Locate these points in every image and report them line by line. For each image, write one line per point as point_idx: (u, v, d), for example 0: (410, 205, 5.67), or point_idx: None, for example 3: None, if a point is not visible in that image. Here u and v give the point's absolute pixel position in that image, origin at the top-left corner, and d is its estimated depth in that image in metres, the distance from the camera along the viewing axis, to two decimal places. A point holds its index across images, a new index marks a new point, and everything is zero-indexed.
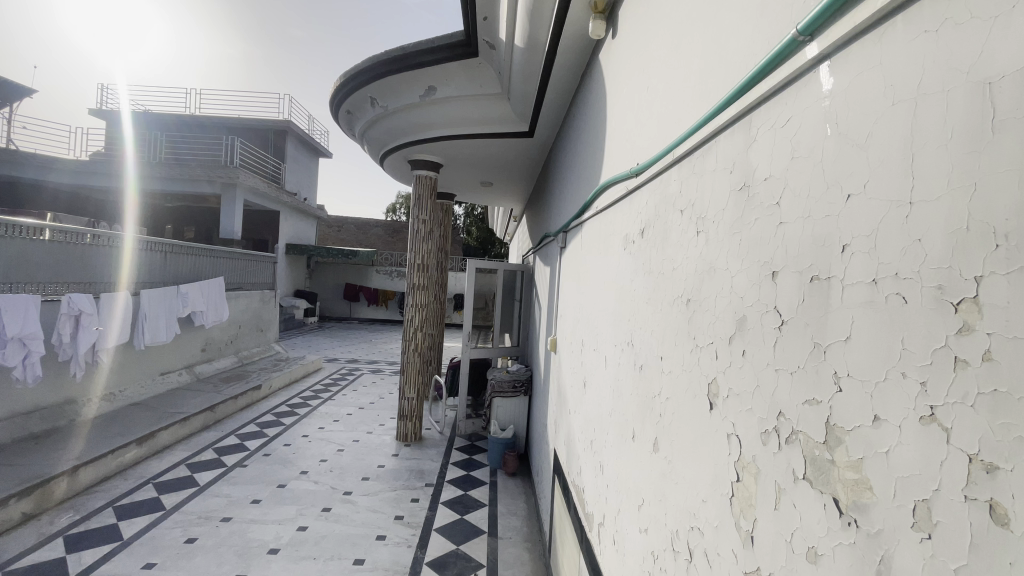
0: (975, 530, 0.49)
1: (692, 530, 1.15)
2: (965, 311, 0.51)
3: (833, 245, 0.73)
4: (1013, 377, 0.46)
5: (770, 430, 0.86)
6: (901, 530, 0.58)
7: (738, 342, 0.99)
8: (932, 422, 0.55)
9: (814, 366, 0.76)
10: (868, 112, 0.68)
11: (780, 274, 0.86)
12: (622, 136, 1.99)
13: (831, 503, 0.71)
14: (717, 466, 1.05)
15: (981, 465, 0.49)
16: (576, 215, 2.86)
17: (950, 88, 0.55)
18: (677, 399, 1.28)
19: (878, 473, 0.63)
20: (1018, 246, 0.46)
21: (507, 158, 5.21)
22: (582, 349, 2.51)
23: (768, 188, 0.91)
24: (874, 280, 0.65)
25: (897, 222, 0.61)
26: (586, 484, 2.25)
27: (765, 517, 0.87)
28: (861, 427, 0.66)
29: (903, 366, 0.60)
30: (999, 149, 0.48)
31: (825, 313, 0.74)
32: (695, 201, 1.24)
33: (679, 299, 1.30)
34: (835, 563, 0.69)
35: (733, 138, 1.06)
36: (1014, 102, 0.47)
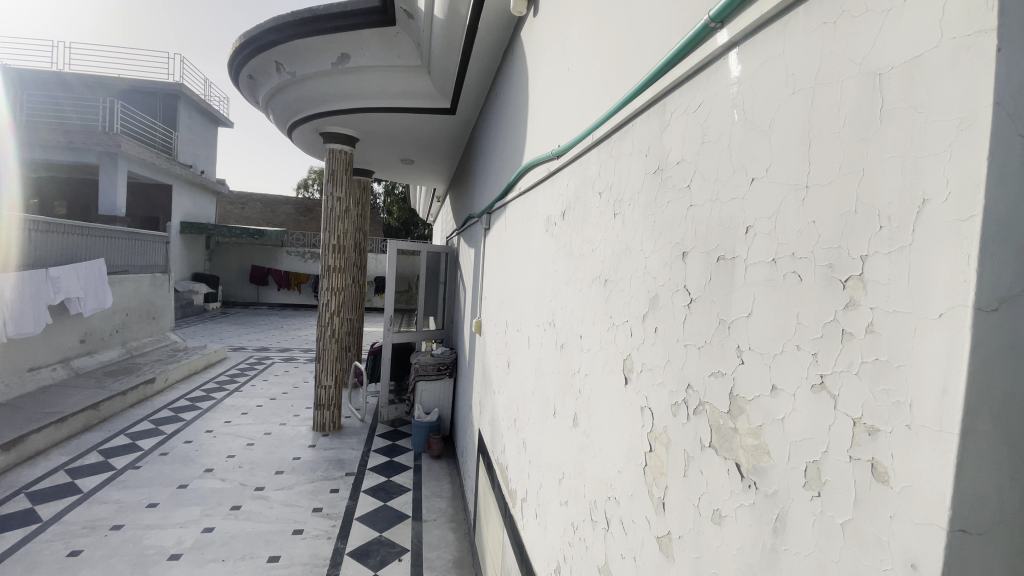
0: (859, 486, 0.56)
1: (610, 499, 1.21)
2: (851, 288, 0.57)
3: (738, 227, 0.78)
4: (890, 347, 0.52)
5: (680, 403, 0.93)
6: (794, 489, 0.65)
7: (651, 320, 1.04)
8: (823, 390, 0.61)
9: (720, 342, 0.82)
10: (771, 99, 0.72)
11: (689, 255, 0.92)
12: (543, 118, 2.00)
13: (733, 467, 0.77)
14: (632, 438, 1.10)
15: (863, 428, 0.55)
16: (499, 196, 2.85)
17: (844, 78, 0.60)
18: (595, 375, 1.33)
19: (775, 438, 0.69)
20: (899, 228, 0.52)
21: (427, 135, 5.07)
22: (507, 330, 2.53)
23: (681, 172, 0.96)
24: (773, 260, 0.70)
25: (796, 205, 0.66)
26: (509, 461, 2.30)
27: (675, 484, 0.93)
28: (761, 396, 0.72)
29: (798, 339, 0.65)
30: (886, 137, 0.54)
31: (731, 291, 0.79)
32: (612, 183, 1.28)
33: (597, 279, 1.34)
34: (736, 522, 0.76)
35: (648, 123, 1.10)
36: (899, 94, 0.52)
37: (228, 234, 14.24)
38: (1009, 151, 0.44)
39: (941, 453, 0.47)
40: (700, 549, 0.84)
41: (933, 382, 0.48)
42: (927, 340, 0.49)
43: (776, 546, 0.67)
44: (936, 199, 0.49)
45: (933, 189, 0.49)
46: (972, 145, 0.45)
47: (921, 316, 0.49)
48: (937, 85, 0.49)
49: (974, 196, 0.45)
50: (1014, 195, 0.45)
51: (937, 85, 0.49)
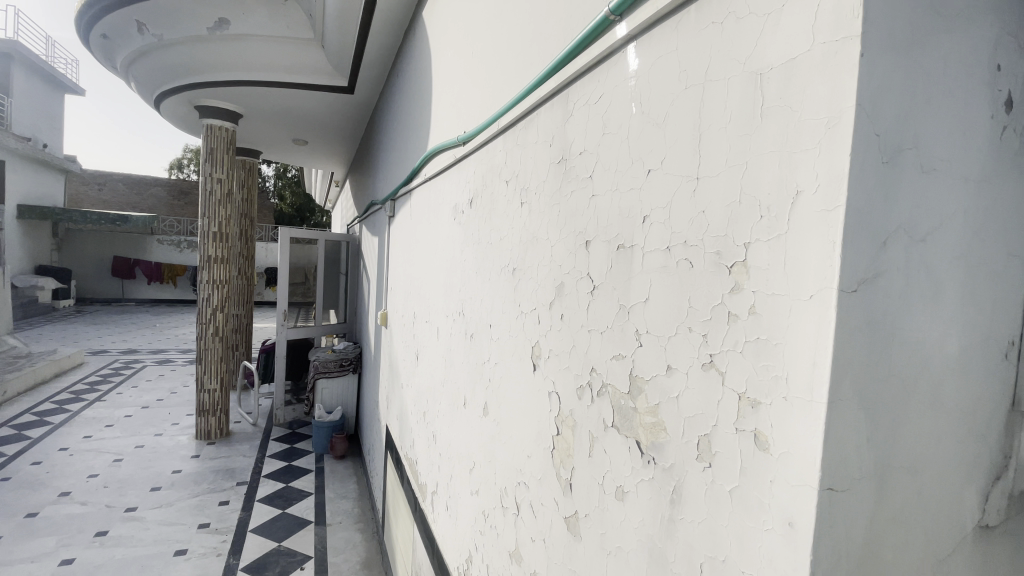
0: (744, 455, 0.61)
1: (520, 484, 1.22)
2: (736, 273, 0.62)
3: (636, 216, 0.81)
4: (769, 326, 0.58)
5: (584, 385, 0.96)
6: (688, 463, 0.70)
7: (557, 307, 1.06)
8: (711, 367, 0.66)
9: (620, 326, 0.85)
10: (665, 94, 0.76)
11: (592, 243, 0.94)
12: (448, 102, 1.94)
13: (634, 445, 0.81)
14: (541, 423, 1.12)
15: (747, 402, 0.60)
16: (404, 182, 2.73)
17: (729, 77, 0.64)
18: (505, 364, 1.33)
19: (670, 415, 0.73)
20: (776, 218, 0.57)
21: (323, 115, 4.74)
22: (414, 322, 2.45)
23: (583, 163, 0.98)
24: (667, 248, 0.74)
25: (687, 195, 0.71)
26: (419, 455, 2.26)
27: (581, 465, 0.96)
28: (658, 375, 0.76)
29: (690, 321, 0.69)
30: (766, 133, 0.59)
31: (630, 278, 0.82)
32: (518, 172, 1.28)
33: (506, 268, 1.34)
34: (637, 496, 0.80)
35: (552, 112, 1.11)
36: (777, 93, 0.58)
37: (81, 220, 12.27)
38: (864, 149, 0.51)
39: (812, 420, 0.53)
40: (605, 525, 0.88)
41: (804, 356, 0.54)
42: (800, 320, 0.55)
43: (672, 516, 0.72)
44: (807, 191, 0.54)
45: (804, 182, 0.55)
46: (839, 140, 0.51)
47: (795, 298, 0.55)
48: (809, 85, 0.54)
49: (839, 188, 0.51)
50: (866, 188, 0.52)
51: (810, 85, 0.54)
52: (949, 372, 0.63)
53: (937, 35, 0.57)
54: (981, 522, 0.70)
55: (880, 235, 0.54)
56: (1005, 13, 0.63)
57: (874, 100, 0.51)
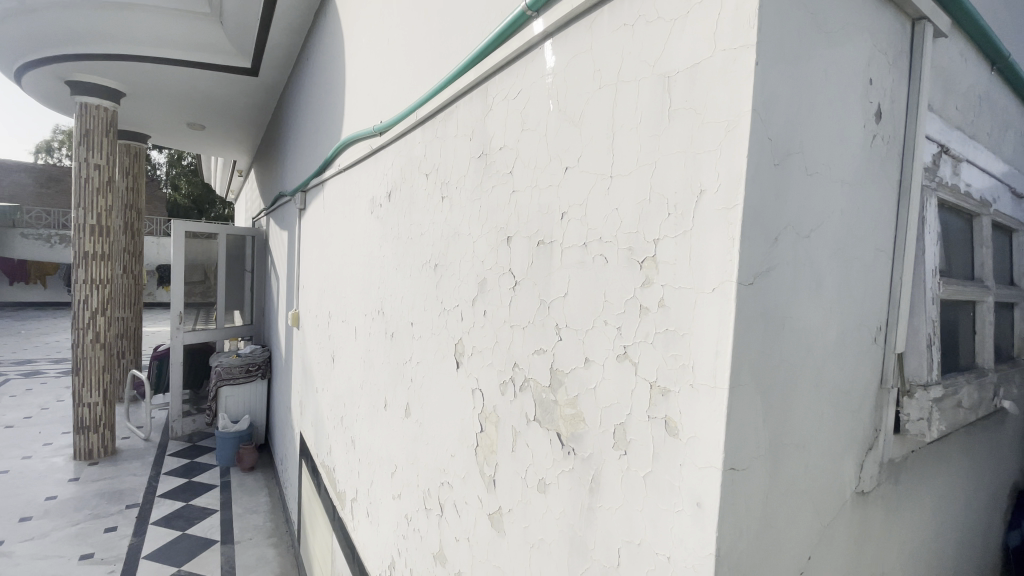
0: (656, 440, 0.64)
1: (443, 484, 1.20)
2: (647, 267, 0.65)
3: (555, 213, 0.82)
4: (677, 317, 0.61)
5: (507, 381, 0.96)
6: (605, 451, 0.72)
7: (480, 303, 1.05)
8: (625, 358, 0.68)
9: (541, 321, 0.86)
10: (580, 93, 0.77)
11: (513, 239, 0.94)
12: (362, 90, 1.85)
13: (555, 437, 0.82)
14: (464, 421, 1.11)
15: (658, 390, 0.63)
16: (315, 172, 2.57)
17: (641, 79, 0.67)
18: (426, 363, 1.30)
19: (588, 406, 0.75)
20: (683, 215, 0.61)
21: (223, 98, 4.36)
22: (329, 322, 2.33)
23: (503, 158, 0.98)
24: (584, 244, 0.76)
25: (602, 192, 0.73)
26: (336, 462, 2.16)
27: (504, 460, 0.96)
28: (577, 368, 0.77)
29: (606, 314, 0.72)
30: (673, 134, 0.62)
31: (550, 273, 0.83)
32: (438, 166, 1.25)
33: (426, 265, 1.31)
34: (558, 488, 0.81)
35: (471, 106, 1.09)
36: (684, 95, 0.61)
37: None
38: (758, 151, 0.55)
39: (715, 406, 0.57)
40: (528, 518, 0.89)
41: (709, 345, 0.57)
42: (705, 310, 0.58)
43: (591, 504, 0.74)
44: (710, 190, 0.58)
45: (707, 181, 0.58)
46: (739, 143, 0.55)
47: (700, 290, 0.58)
48: (711, 90, 0.58)
49: (736, 188, 0.55)
50: (760, 189, 0.56)
51: (712, 90, 0.58)
52: (830, 356, 0.70)
53: (821, 48, 0.62)
54: (856, 486, 0.79)
55: (772, 232, 0.58)
56: (874, 34, 0.71)
57: (767, 107, 0.56)
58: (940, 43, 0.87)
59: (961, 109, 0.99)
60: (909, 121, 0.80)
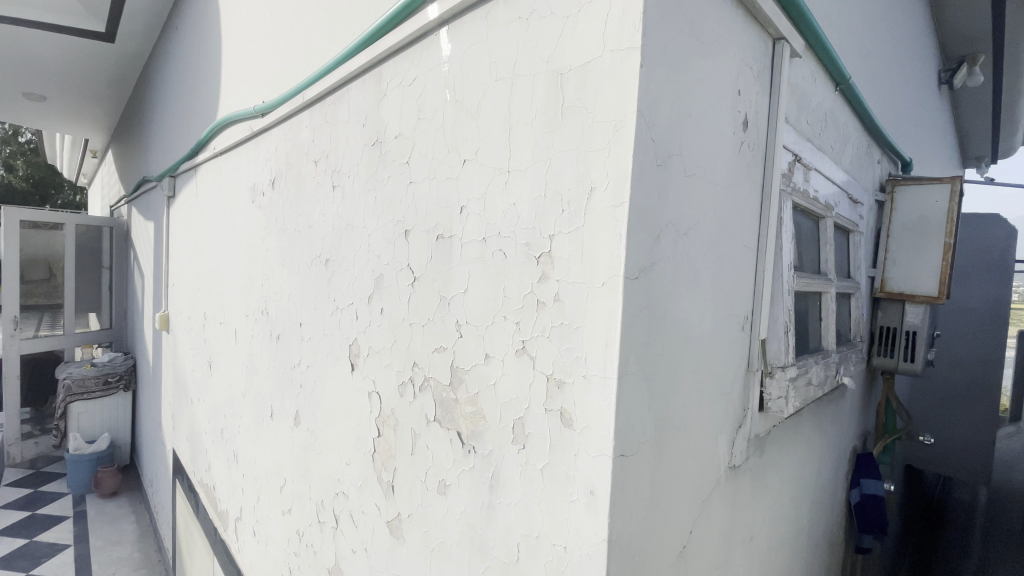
0: (553, 432, 0.65)
1: (338, 494, 1.14)
2: (543, 263, 0.66)
3: (454, 206, 0.81)
4: (571, 312, 0.62)
5: (406, 382, 0.92)
6: (504, 447, 0.72)
7: (376, 301, 1.01)
8: (524, 353, 0.69)
9: (440, 318, 0.84)
10: (477, 85, 0.76)
11: (410, 233, 0.91)
12: (242, 67, 1.69)
13: (455, 437, 0.81)
14: (360, 426, 1.05)
15: (554, 383, 0.65)
16: (187, 156, 2.30)
17: (535, 74, 0.67)
18: (318, 365, 1.22)
19: (488, 404, 0.74)
20: (575, 211, 0.62)
21: (71, 66, 3.74)
22: (205, 324, 2.11)
23: (399, 147, 0.94)
24: (483, 238, 0.75)
25: (499, 186, 0.72)
26: (216, 479, 1.96)
27: (403, 464, 0.93)
28: (476, 364, 0.76)
29: (505, 310, 0.71)
30: (566, 131, 0.63)
31: (449, 268, 0.82)
32: (328, 153, 1.17)
33: (317, 259, 1.23)
34: (458, 488, 0.80)
35: (364, 90, 1.04)
36: (576, 92, 0.62)
37: None
38: (642, 152, 0.58)
39: (606, 395, 0.59)
40: (427, 522, 0.86)
41: (599, 338, 0.59)
42: (596, 304, 0.60)
43: (491, 501, 0.74)
44: (600, 187, 0.59)
45: (597, 179, 0.60)
46: (625, 143, 0.57)
47: (592, 285, 0.60)
48: (599, 89, 0.60)
49: (623, 186, 0.57)
50: (645, 188, 0.59)
51: (600, 90, 0.60)
52: (705, 344, 0.76)
53: (698, 57, 0.67)
54: (728, 461, 0.87)
55: (655, 229, 0.62)
56: (742, 50, 0.78)
57: (651, 109, 0.59)
58: (796, 62, 0.98)
59: (812, 123, 1.13)
60: (770, 131, 0.89)
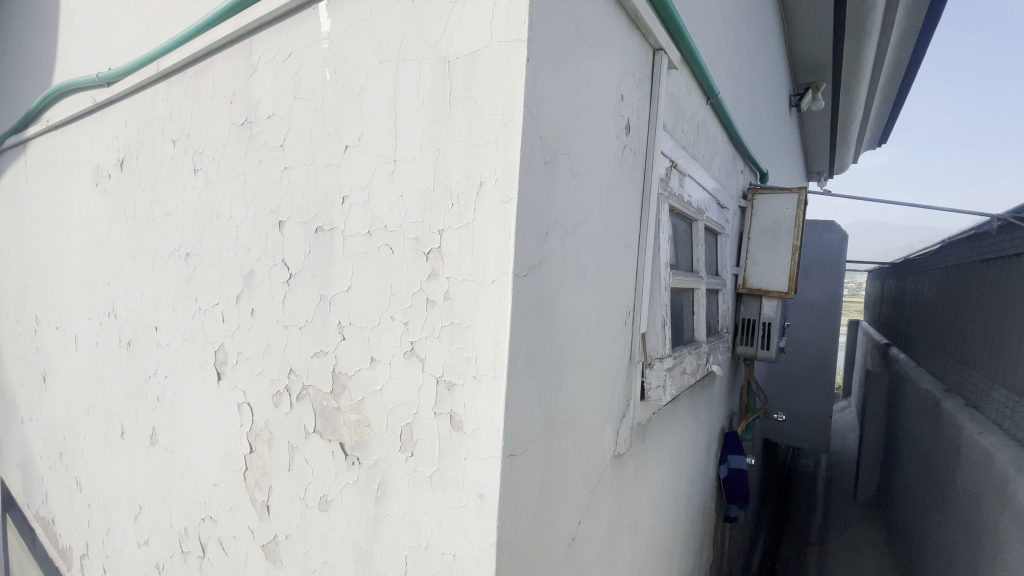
0: (441, 437, 0.62)
1: (204, 520, 1.00)
2: (432, 259, 0.62)
3: (334, 196, 0.74)
4: (460, 311, 0.60)
5: (281, 391, 0.83)
6: (391, 456, 0.67)
7: (246, 301, 0.90)
8: (412, 355, 0.65)
9: (320, 319, 0.77)
10: (359, 66, 0.71)
11: (286, 225, 0.82)
12: (83, 26, 1.43)
13: (338, 448, 0.74)
14: (230, 441, 0.94)
15: (444, 385, 0.62)
16: (10, 128, 1.91)
17: (421, 59, 0.64)
18: (178, 375, 1.07)
19: (374, 410, 0.69)
20: (465, 206, 0.59)
21: None
22: (37, 329, 1.76)
23: (272, 128, 0.84)
24: (367, 232, 0.70)
25: (385, 176, 0.68)
26: (54, 511, 1.65)
27: (279, 481, 0.84)
28: (361, 369, 0.71)
29: (392, 310, 0.67)
30: (454, 122, 0.61)
31: (330, 264, 0.75)
32: (189, 131, 1.02)
33: (175, 253, 1.07)
34: (341, 503, 0.74)
35: (232, 63, 0.92)
36: (463, 82, 0.60)
37: None
38: (530, 149, 0.57)
39: (495, 395, 0.57)
40: (308, 542, 0.79)
41: (489, 337, 0.58)
42: (485, 303, 0.58)
43: (377, 515, 0.69)
44: (489, 182, 0.57)
45: (486, 174, 0.58)
46: (513, 138, 0.56)
47: (481, 283, 0.58)
48: (487, 81, 0.58)
49: (512, 182, 0.56)
50: (533, 185, 0.58)
51: (488, 82, 0.58)
52: (592, 339, 0.78)
53: (584, 57, 0.68)
54: (614, 450, 0.91)
55: (544, 227, 0.61)
56: (625, 57, 0.81)
57: (538, 105, 0.58)
58: (673, 74, 1.05)
59: (686, 132, 1.21)
60: (650, 137, 0.94)
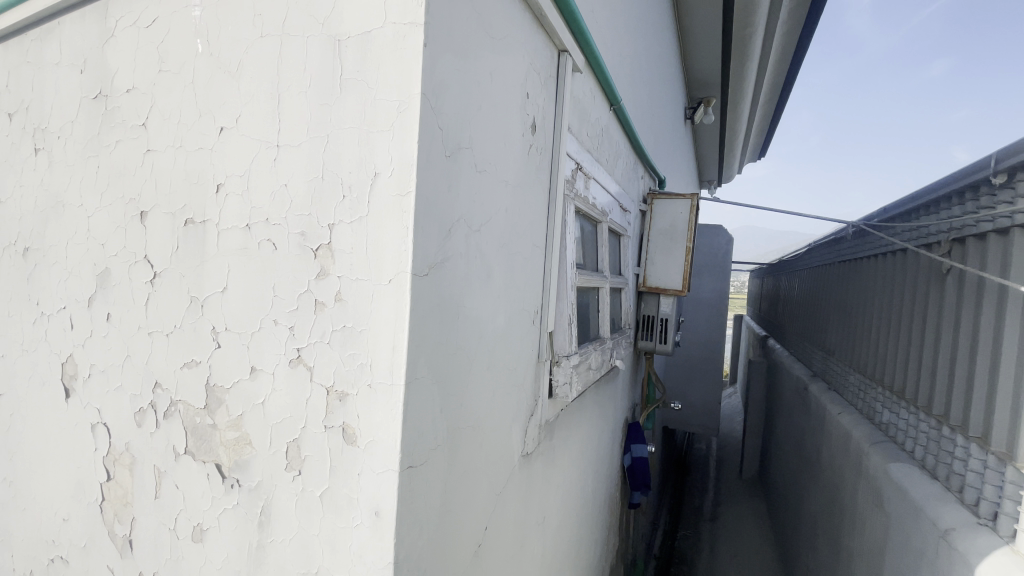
0: (333, 453, 0.57)
1: (52, 562, 0.84)
2: (321, 257, 0.57)
3: (207, 183, 0.65)
4: (353, 313, 0.55)
5: (145, 408, 0.72)
6: (276, 476, 0.60)
7: (100, 304, 0.76)
8: (299, 363, 0.58)
9: (191, 325, 0.67)
10: (237, 39, 0.63)
11: (149, 216, 0.71)
12: None
13: (213, 470, 0.65)
14: (82, 469, 0.79)
15: (335, 396, 0.56)
16: None
17: (308, 36, 0.58)
18: (16, 393, 0.89)
19: (256, 426, 0.62)
20: (358, 198, 0.55)
21: None
22: None
23: (132, 103, 0.72)
24: (247, 226, 0.62)
25: (266, 163, 0.60)
26: None
27: (144, 511, 0.73)
28: (240, 381, 0.63)
29: (275, 313, 0.60)
30: (345, 107, 0.55)
31: (203, 262, 0.66)
32: (28, 103, 0.85)
33: (11, 248, 0.89)
34: (219, 532, 0.65)
35: (83, 26, 0.78)
36: (355, 64, 0.55)
37: None
38: (428, 140, 0.53)
39: (393, 404, 0.53)
40: None
41: (385, 342, 0.53)
42: (381, 304, 0.54)
43: (260, 542, 0.62)
44: (384, 173, 0.53)
45: (381, 164, 0.53)
46: (409, 127, 0.52)
47: (377, 282, 0.54)
48: (381, 65, 0.53)
49: (408, 174, 0.52)
50: (433, 178, 0.55)
51: (381, 65, 0.53)
52: (498, 340, 0.77)
53: (486, 48, 0.65)
54: (522, 450, 0.90)
55: (446, 224, 0.58)
56: (529, 54, 0.80)
57: (437, 95, 0.55)
58: (578, 77, 1.07)
59: (591, 135, 1.24)
60: (556, 137, 0.95)
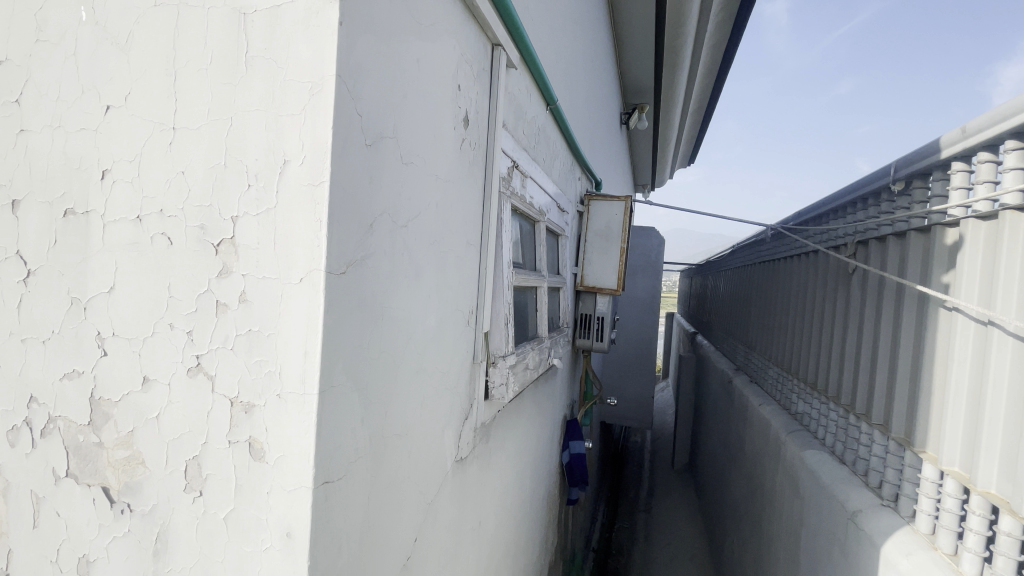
0: (238, 470, 0.51)
1: None
2: (223, 253, 0.51)
3: (90, 169, 0.57)
4: (260, 316, 0.50)
5: (18, 426, 0.62)
6: (173, 497, 0.54)
7: None
8: (198, 371, 0.52)
9: (73, 331, 0.59)
10: (127, 8, 0.55)
11: (20, 205, 0.61)
12: None
13: (101, 494, 0.57)
14: None
15: (240, 408, 0.51)
16: None
17: (209, 8, 0.52)
18: None
19: (149, 442, 0.55)
20: (265, 188, 0.50)
21: None
22: None
23: (2, 76, 0.62)
24: (137, 218, 0.55)
25: (161, 148, 0.54)
26: None
27: (19, 543, 0.62)
28: (130, 393, 0.56)
29: (170, 316, 0.53)
30: (251, 88, 0.50)
31: (86, 258, 0.58)
32: None
33: None
34: (109, 563, 0.57)
35: None
36: (262, 40, 0.50)
37: None
38: (345, 127, 0.49)
39: (305, 415, 0.48)
40: None
41: (296, 346, 0.49)
42: (291, 305, 0.49)
43: (157, 572, 0.55)
44: (294, 161, 0.49)
45: (291, 151, 0.49)
46: (322, 112, 0.48)
47: (286, 282, 0.49)
48: (292, 44, 0.49)
49: (322, 163, 0.48)
50: (350, 169, 0.51)
51: (291, 43, 0.49)
52: (428, 343, 0.73)
53: (413, 34, 0.62)
54: (455, 455, 0.87)
55: (366, 218, 0.54)
56: (460, 45, 0.77)
57: (355, 79, 0.51)
58: (512, 73, 1.05)
59: (526, 134, 1.23)
60: (490, 133, 0.93)
